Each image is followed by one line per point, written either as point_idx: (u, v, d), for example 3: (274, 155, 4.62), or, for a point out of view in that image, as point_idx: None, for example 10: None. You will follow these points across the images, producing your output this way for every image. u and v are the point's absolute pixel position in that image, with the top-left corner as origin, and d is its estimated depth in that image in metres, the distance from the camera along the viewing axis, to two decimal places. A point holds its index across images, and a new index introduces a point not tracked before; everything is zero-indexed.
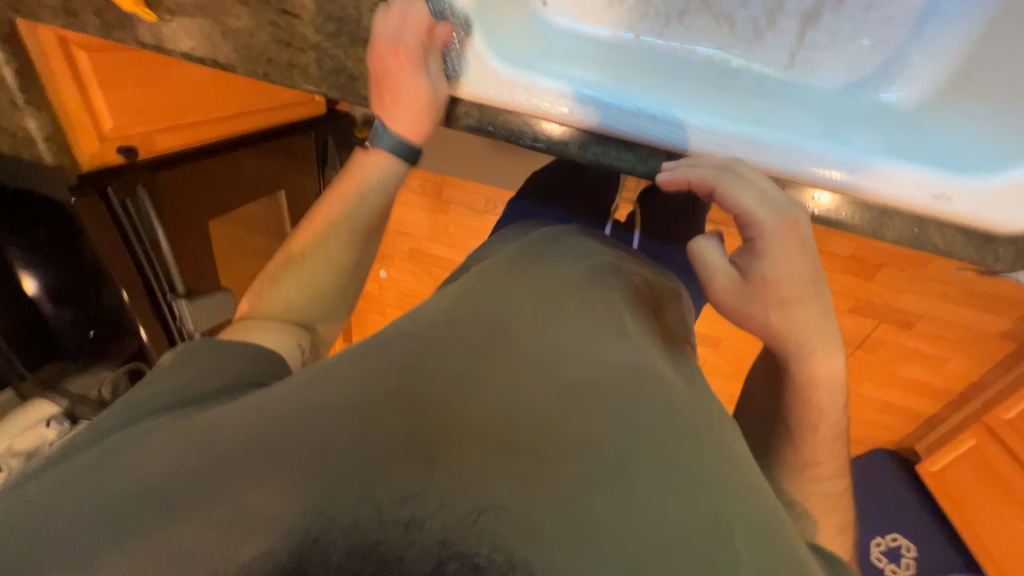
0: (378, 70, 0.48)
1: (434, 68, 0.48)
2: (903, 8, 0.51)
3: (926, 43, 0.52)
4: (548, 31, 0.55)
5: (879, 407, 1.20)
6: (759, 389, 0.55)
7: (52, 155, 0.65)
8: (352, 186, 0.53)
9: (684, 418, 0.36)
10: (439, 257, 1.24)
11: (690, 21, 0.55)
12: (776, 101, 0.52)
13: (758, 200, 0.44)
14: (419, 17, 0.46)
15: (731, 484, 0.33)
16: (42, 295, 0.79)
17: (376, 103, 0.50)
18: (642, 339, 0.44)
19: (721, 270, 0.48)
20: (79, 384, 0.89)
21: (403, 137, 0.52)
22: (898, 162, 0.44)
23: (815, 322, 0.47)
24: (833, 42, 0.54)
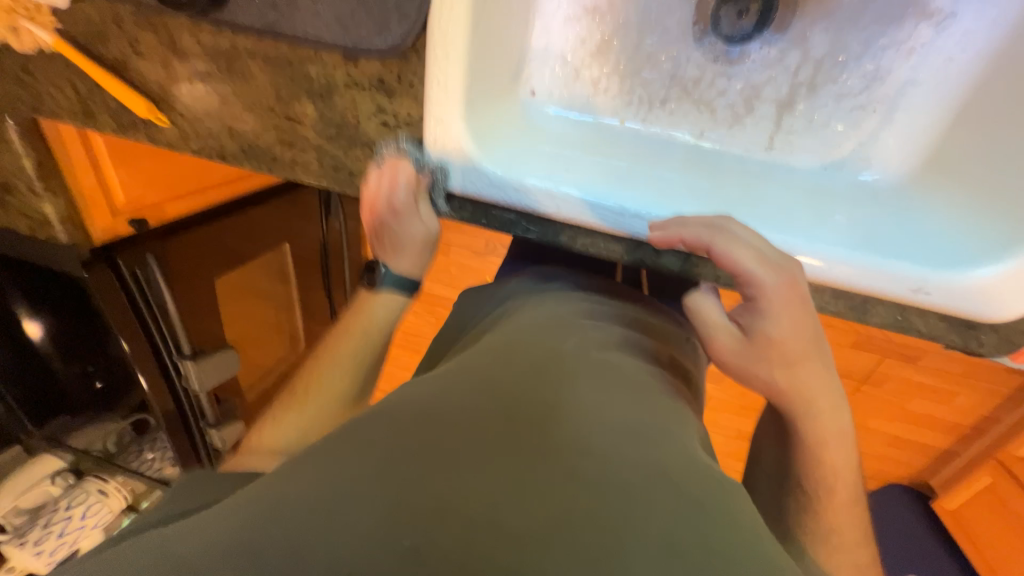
0: (376, 221, 0.56)
1: (424, 209, 0.56)
2: (873, 99, 0.59)
3: (895, 123, 0.59)
4: (535, 112, 0.63)
5: (892, 442, 1.15)
6: (764, 450, 0.55)
7: (68, 234, 0.67)
8: (360, 324, 0.57)
9: (682, 481, 0.35)
10: (441, 299, 1.23)
11: (673, 106, 0.63)
12: (757, 177, 0.59)
13: (757, 259, 0.46)
14: (405, 176, 0.53)
15: (741, 546, 0.31)
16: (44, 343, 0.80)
17: (381, 248, 0.59)
18: (640, 394, 0.44)
19: (722, 328, 0.51)
20: (82, 440, 0.92)
21: (405, 274, 0.59)
22: (876, 257, 0.47)
23: (823, 379, 0.47)
24: (810, 127, 0.61)
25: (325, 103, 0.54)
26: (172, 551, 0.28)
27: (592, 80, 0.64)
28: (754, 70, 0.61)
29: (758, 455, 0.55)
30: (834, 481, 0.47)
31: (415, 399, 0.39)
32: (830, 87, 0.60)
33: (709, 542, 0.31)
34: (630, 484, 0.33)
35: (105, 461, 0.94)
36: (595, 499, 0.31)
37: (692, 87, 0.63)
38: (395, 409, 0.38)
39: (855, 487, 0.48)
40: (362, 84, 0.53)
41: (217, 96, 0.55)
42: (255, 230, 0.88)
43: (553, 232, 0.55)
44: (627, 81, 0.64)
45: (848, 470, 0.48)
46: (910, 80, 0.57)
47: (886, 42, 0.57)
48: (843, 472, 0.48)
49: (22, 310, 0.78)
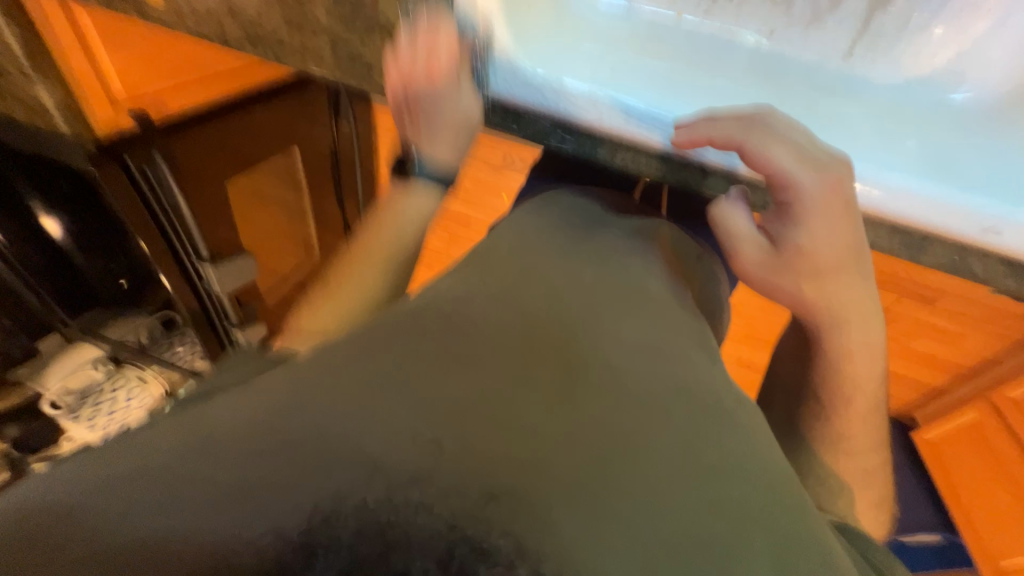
0: (402, 95, 0.49)
1: (464, 88, 0.49)
2: (984, 4, 0.52)
3: (1015, 28, 0.52)
4: (595, 8, 0.59)
5: (896, 380, 1.16)
6: (781, 382, 0.54)
7: (71, 126, 0.66)
8: (386, 227, 0.53)
9: (699, 396, 0.35)
10: (456, 216, 1.18)
11: (750, 1, 0.58)
12: (834, 92, 0.56)
13: (794, 157, 0.41)
14: (446, 38, 0.46)
15: (749, 460, 0.32)
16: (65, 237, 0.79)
17: (410, 129, 0.53)
18: (663, 312, 0.43)
19: (746, 238, 0.45)
20: (118, 331, 0.92)
21: (441, 169, 0.55)
22: (932, 187, 0.45)
23: (858, 296, 0.44)
24: (902, 31, 0.55)
25: None
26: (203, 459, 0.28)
27: None
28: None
29: (776, 387, 0.55)
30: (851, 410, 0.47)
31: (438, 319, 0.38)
32: None
33: (715, 449, 0.31)
34: (648, 396, 0.33)
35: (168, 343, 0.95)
36: (612, 404, 0.31)
37: None
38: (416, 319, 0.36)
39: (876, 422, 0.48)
40: None
41: None
42: (259, 131, 0.80)
43: (593, 144, 0.50)
44: None
45: (867, 399, 0.48)
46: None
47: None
48: (863, 396, 0.47)
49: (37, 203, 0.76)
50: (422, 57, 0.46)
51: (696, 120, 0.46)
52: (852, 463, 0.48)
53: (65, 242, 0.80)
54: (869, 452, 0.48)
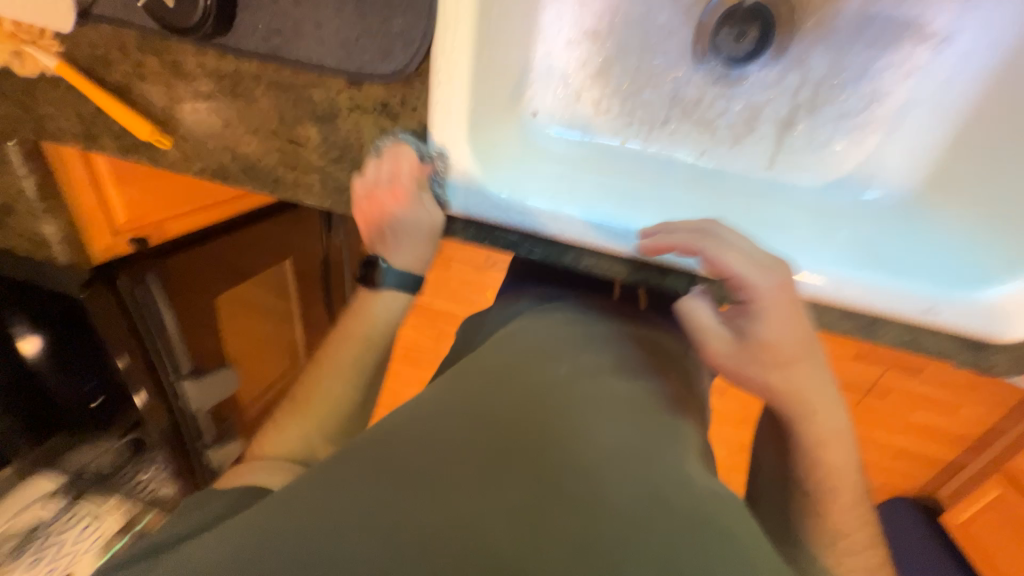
0: (363, 217, 0.56)
1: (426, 203, 0.54)
2: (874, 116, 0.60)
3: (907, 133, 0.60)
4: (536, 130, 0.63)
5: (900, 456, 1.12)
6: (764, 473, 0.54)
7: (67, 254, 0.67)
8: (359, 329, 0.57)
9: (686, 516, 0.33)
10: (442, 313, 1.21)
11: (674, 126, 0.64)
12: (759, 196, 0.61)
13: (747, 259, 0.45)
14: (407, 165, 0.52)
15: (730, 568, 0.30)
16: (40, 357, 0.78)
17: (379, 242, 0.58)
18: (638, 412, 0.43)
19: (713, 331, 0.48)
20: (82, 458, 0.83)
21: (407, 269, 0.59)
22: (883, 275, 0.48)
23: (813, 381, 0.46)
24: (810, 145, 0.62)
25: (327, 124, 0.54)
26: None
27: (592, 101, 0.65)
28: (754, 91, 0.63)
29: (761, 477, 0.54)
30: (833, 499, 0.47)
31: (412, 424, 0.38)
32: (829, 105, 0.61)
33: (690, 557, 0.30)
34: (618, 500, 0.34)
35: (146, 478, 0.75)
36: (587, 525, 0.31)
37: (692, 109, 0.64)
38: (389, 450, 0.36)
39: (863, 504, 0.48)
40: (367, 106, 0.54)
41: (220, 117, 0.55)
42: (256, 242, 0.86)
43: (560, 252, 0.56)
44: (630, 102, 0.65)
45: (850, 487, 0.47)
46: (908, 102, 0.59)
47: (881, 65, 0.59)
48: (845, 483, 0.47)
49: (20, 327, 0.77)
50: (388, 180, 0.53)
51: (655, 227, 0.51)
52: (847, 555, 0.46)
53: (35, 362, 0.78)
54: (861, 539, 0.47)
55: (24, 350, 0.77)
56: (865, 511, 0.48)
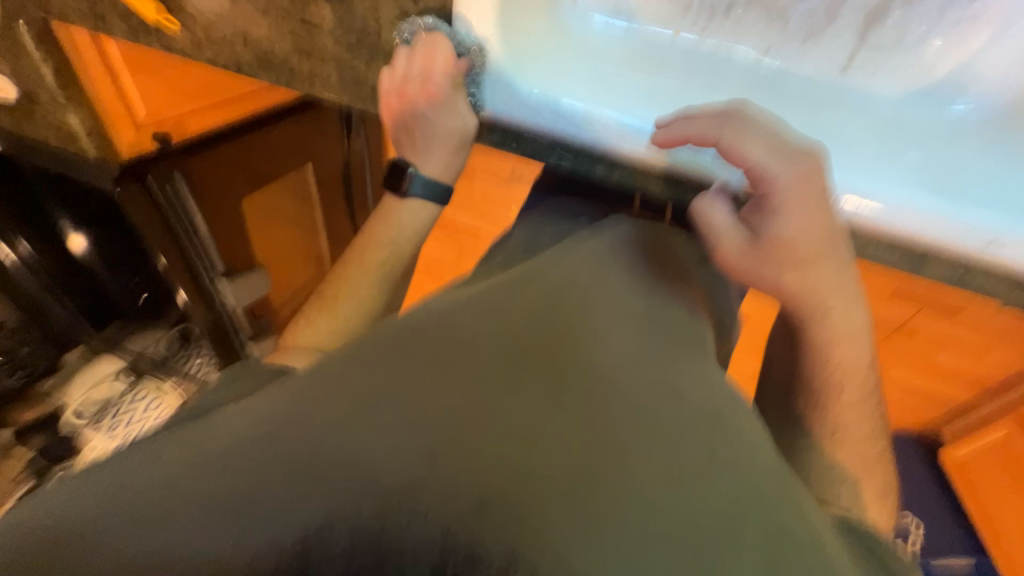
0: (397, 114, 0.52)
1: (460, 106, 0.51)
2: (991, 8, 0.50)
3: (1023, 33, 0.51)
4: (577, 21, 0.57)
5: (916, 393, 1.13)
6: (775, 383, 0.55)
7: (95, 147, 0.70)
8: (387, 225, 0.59)
9: (692, 408, 0.36)
10: (465, 229, 1.20)
11: (738, 16, 0.56)
12: (825, 107, 0.53)
13: (768, 148, 0.42)
14: (441, 58, 0.47)
15: (740, 455, 0.34)
16: (87, 255, 0.86)
17: (409, 143, 0.57)
18: (649, 320, 0.44)
19: (726, 230, 0.46)
20: (138, 343, 0.99)
21: (436, 177, 0.59)
22: (947, 206, 0.43)
23: (832, 281, 0.45)
24: (899, 45, 0.54)
25: (343, 5, 0.48)
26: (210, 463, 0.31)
27: None
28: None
29: (772, 386, 0.56)
30: (841, 404, 0.49)
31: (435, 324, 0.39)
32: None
33: (702, 452, 0.33)
34: (636, 403, 0.35)
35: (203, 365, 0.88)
36: (603, 423, 0.33)
37: None
38: (411, 336, 0.38)
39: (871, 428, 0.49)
40: None
41: None
42: (275, 150, 0.83)
43: (590, 165, 0.51)
44: None
45: (858, 393, 0.49)
46: None
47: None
48: (854, 387, 0.49)
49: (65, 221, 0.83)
50: (421, 81, 0.49)
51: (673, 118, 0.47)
52: (851, 456, 0.48)
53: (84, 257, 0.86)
54: (866, 442, 0.49)
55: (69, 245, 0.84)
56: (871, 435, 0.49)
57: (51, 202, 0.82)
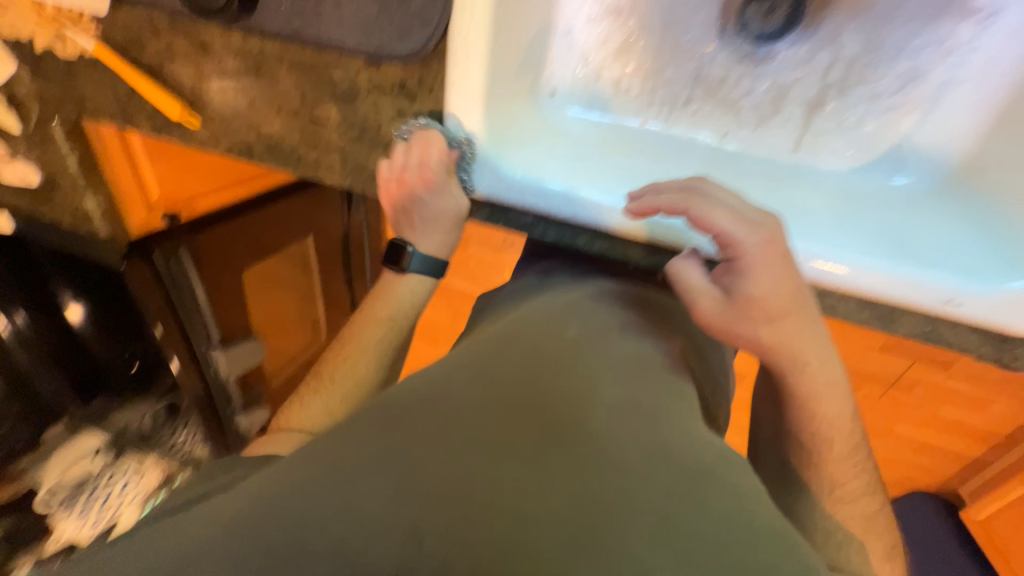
0: (395, 197, 0.56)
1: (453, 189, 0.55)
2: (910, 96, 0.58)
3: (945, 110, 0.58)
4: (555, 109, 0.64)
5: (921, 449, 1.11)
6: (767, 441, 0.56)
7: (107, 228, 0.72)
8: (383, 307, 0.62)
9: (686, 464, 0.36)
10: (459, 294, 1.23)
11: (696, 106, 0.63)
12: (783, 179, 0.59)
13: (732, 216, 0.46)
14: (436, 150, 0.52)
15: (738, 515, 0.33)
16: (86, 325, 0.88)
17: (406, 220, 0.60)
18: (636, 376, 0.45)
19: (702, 291, 0.48)
20: (124, 417, 0.98)
21: (433, 252, 0.61)
22: (908, 269, 0.46)
23: (805, 331, 0.46)
24: (839, 128, 0.60)
25: (346, 104, 0.54)
26: (196, 548, 0.30)
27: (614, 81, 0.64)
28: (782, 69, 0.61)
29: (763, 442, 0.56)
30: (833, 460, 0.49)
31: (426, 394, 0.39)
32: (862, 88, 0.59)
33: (698, 511, 0.32)
34: (622, 456, 0.35)
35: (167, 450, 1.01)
36: (595, 482, 0.33)
37: (716, 87, 0.63)
38: (400, 411, 0.37)
39: (867, 492, 0.49)
40: (383, 88, 0.53)
41: (244, 97, 0.56)
42: (277, 221, 0.88)
43: (572, 235, 0.55)
44: (650, 79, 0.64)
45: (850, 450, 0.49)
46: (952, 77, 0.56)
47: (918, 45, 0.56)
48: (844, 445, 0.49)
49: (66, 295, 0.85)
50: (416, 168, 0.53)
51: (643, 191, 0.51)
52: (849, 515, 0.47)
53: (82, 330, 0.89)
54: (864, 500, 0.49)
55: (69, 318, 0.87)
56: (867, 498, 0.49)
57: (53, 276, 0.84)
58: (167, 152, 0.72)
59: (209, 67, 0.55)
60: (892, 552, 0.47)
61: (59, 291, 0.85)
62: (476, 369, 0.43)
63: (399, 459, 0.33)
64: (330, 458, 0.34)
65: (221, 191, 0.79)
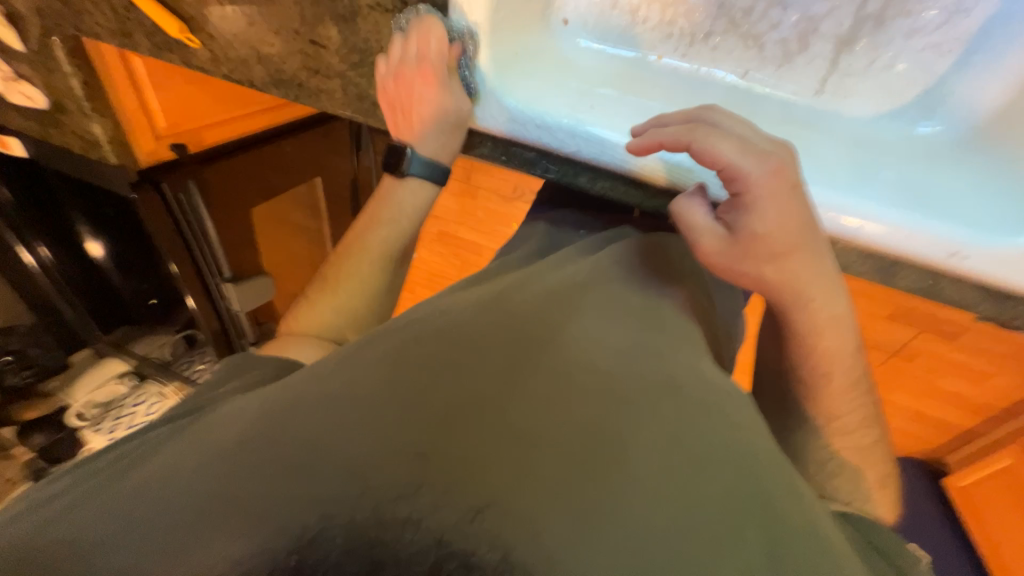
0: (396, 95, 0.52)
1: (455, 87, 0.51)
2: (954, 31, 0.54)
3: (990, 50, 0.54)
4: (568, 43, 0.61)
5: (919, 417, 1.12)
6: (767, 392, 0.56)
7: (116, 155, 0.70)
8: (386, 214, 0.58)
9: (680, 395, 0.37)
10: (469, 242, 1.22)
11: (716, 41, 0.60)
12: (803, 125, 0.57)
13: (740, 148, 0.43)
14: (437, 41, 0.48)
15: (725, 440, 0.34)
16: (106, 259, 0.91)
17: (399, 121, 0.54)
18: (637, 317, 0.45)
19: (704, 228, 0.47)
20: (145, 347, 1.05)
21: (433, 156, 0.56)
22: (914, 218, 0.45)
23: (812, 271, 0.45)
24: (869, 69, 0.58)
25: (348, 24, 0.51)
26: (213, 452, 0.32)
27: (630, 7, 0.61)
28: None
29: (763, 393, 0.57)
30: (834, 407, 0.50)
31: (427, 327, 0.40)
32: (898, 25, 0.55)
33: (698, 445, 0.33)
34: (622, 385, 0.36)
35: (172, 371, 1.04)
36: (592, 412, 0.33)
37: (740, 19, 0.59)
38: (403, 341, 0.38)
39: (861, 440, 0.50)
40: (384, 9, 0.50)
41: (243, 16, 0.53)
42: (285, 163, 0.90)
43: (573, 172, 0.54)
44: (671, 7, 0.60)
45: (847, 399, 0.50)
46: (1002, 14, 0.52)
47: None
48: (843, 394, 0.50)
49: (85, 229, 0.88)
50: (416, 57, 0.49)
51: (646, 127, 0.50)
52: (843, 455, 0.50)
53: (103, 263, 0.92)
54: (861, 444, 0.50)
55: (91, 250, 0.90)
56: (861, 446, 0.50)
57: (72, 209, 0.86)
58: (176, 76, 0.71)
59: None
60: (881, 490, 0.50)
61: (78, 224, 0.87)
62: (476, 303, 0.44)
63: (403, 381, 0.34)
64: (334, 380, 0.35)
65: (226, 116, 0.78)
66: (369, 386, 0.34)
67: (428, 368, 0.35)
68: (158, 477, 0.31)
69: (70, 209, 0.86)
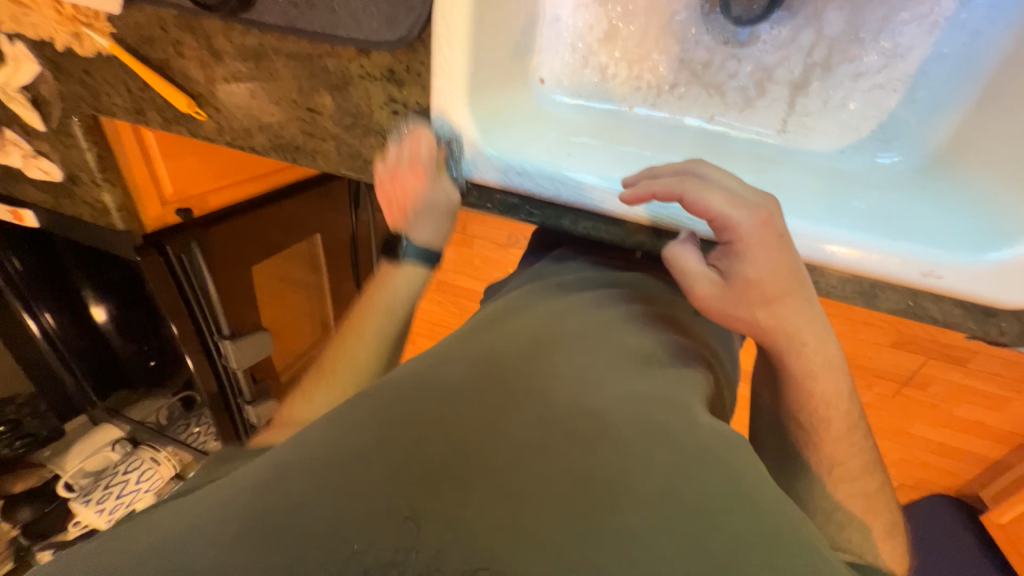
0: (396, 187, 0.59)
1: (443, 182, 0.58)
2: (898, 72, 0.59)
3: (933, 88, 0.59)
4: (545, 98, 0.66)
5: (938, 451, 1.08)
6: (767, 428, 0.55)
7: (123, 221, 0.73)
8: (381, 300, 0.59)
9: (672, 437, 0.36)
10: (465, 291, 1.24)
11: (682, 91, 0.65)
12: (772, 162, 0.60)
13: (728, 200, 0.46)
14: (426, 146, 0.55)
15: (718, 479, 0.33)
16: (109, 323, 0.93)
17: (398, 215, 0.62)
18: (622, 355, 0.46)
19: (700, 276, 0.48)
20: (140, 411, 1.03)
21: (426, 243, 0.62)
22: (887, 242, 0.46)
23: (805, 314, 0.46)
24: (826, 108, 0.62)
25: (341, 93, 0.56)
26: (191, 513, 0.31)
27: (600, 66, 0.67)
28: (764, 51, 0.62)
29: (763, 431, 0.55)
30: (836, 438, 0.48)
31: (416, 374, 0.41)
32: (846, 66, 0.60)
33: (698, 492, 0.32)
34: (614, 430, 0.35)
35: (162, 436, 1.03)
36: (581, 455, 0.33)
37: (700, 71, 0.65)
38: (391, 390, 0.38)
39: (866, 474, 0.48)
40: (375, 78, 0.55)
41: (246, 90, 0.59)
42: (289, 221, 0.94)
43: (557, 215, 0.57)
44: (636, 65, 0.66)
45: (848, 430, 0.49)
46: (934, 55, 0.57)
47: (905, 19, 0.57)
48: (843, 427, 0.49)
49: (90, 294, 0.90)
50: (407, 158, 0.56)
51: (637, 178, 0.52)
52: (849, 490, 0.48)
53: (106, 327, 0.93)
54: (867, 479, 0.48)
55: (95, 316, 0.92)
56: (867, 480, 0.48)
57: (78, 275, 0.89)
58: (178, 143, 0.75)
59: (219, 65, 0.58)
60: (892, 527, 0.47)
61: (83, 290, 0.90)
62: (465, 347, 0.44)
63: (391, 429, 0.33)
64: (319, 432, 0.35)
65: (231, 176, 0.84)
66: (355, 437, 0.34)
67: (415, 415, 0.35)
68: (132, 541, 0.30)
69: (77, 275, 0.89)
